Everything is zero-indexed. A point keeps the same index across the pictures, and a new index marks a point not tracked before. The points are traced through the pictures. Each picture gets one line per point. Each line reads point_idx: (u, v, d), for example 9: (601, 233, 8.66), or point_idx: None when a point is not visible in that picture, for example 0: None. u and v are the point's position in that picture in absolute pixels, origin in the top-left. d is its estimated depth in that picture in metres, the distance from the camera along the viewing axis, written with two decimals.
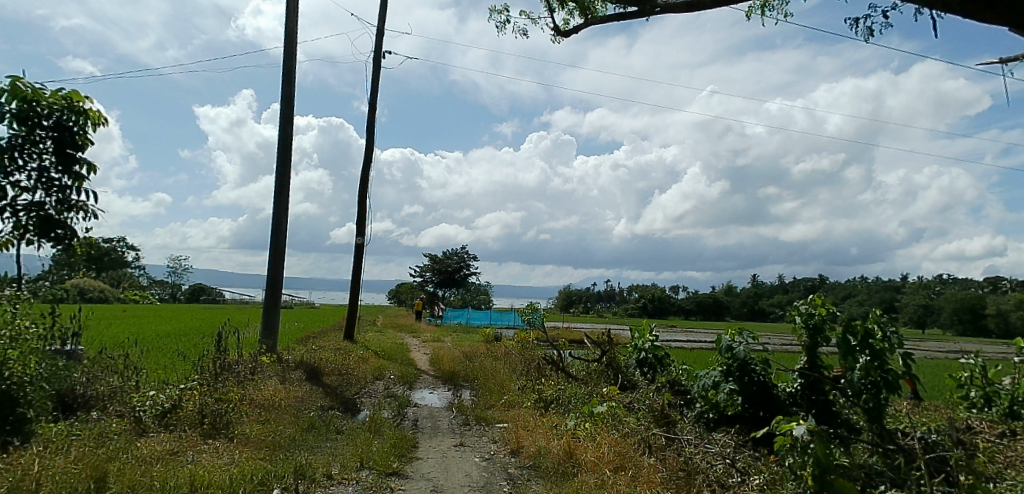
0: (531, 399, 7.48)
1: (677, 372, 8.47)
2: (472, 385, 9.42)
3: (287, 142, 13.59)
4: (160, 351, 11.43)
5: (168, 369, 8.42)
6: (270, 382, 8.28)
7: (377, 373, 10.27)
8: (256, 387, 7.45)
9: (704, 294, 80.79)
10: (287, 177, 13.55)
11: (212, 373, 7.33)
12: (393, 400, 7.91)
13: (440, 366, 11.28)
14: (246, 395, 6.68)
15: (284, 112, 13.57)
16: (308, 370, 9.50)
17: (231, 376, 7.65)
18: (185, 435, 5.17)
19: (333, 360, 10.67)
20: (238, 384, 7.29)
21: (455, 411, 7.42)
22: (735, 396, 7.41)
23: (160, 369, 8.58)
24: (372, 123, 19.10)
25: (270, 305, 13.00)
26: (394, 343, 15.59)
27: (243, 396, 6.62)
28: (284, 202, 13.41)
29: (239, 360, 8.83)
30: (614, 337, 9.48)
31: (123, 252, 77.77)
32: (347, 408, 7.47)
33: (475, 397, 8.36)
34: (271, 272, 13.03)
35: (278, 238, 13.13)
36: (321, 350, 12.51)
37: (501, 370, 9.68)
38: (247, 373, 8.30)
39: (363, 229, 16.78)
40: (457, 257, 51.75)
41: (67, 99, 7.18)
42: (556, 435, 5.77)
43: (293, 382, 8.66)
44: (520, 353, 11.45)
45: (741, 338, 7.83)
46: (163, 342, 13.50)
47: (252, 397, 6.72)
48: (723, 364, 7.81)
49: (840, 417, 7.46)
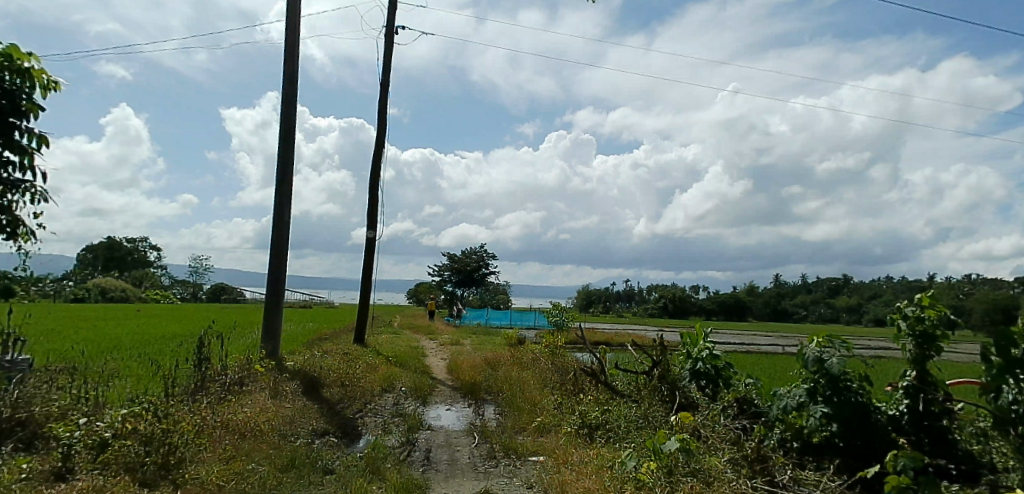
0: (572, 423, 6.05)
1: (747, 387, 6.98)
2: (497, 401, 7.98)
3: (290, 123, 12.41)
4: (151, 360, 10.31)
5: (138, 388, 7.12)
6: (255, 399, 6.91)
7: (387, 384, 8.90)
8: (232, 407, 6.11)
9: (726, 294, 78.59)
10: (291, 162, 12.38)
11: (180, 396, 6.01)
12: (403, 422, 6.51)
13: (459, 375, 9.85)
14: (215, 420, 5.34)
15: (287, 90, 12.37)
16: (306, 382, 8.14)
17: (200, 397, 6.30)
18: (114, 485, 3.87)
19: (336, 368, 9.29)
20: (209, 404, 5.95)
21: (478, 438, 6.01)
22: (828, 423, 5.93)
23: (130, 387, 7.29)
24: (385, 110, 17.86)
25: (273, 302, 11.81)
26: (408, 347, 14.13)
27: (212, 421, 5.27)
28: (287, 188, 12.19)
29: (222, 373, 7.50)
30: (662, 342, 8.00)
31: (146, 251, 78.34)
32: (346, 432, 6.13)
33: (500, 418, 6.92)
34: (272, 267, 11.85)
35: (280, 229, 11.94)
36: (327, 356, 11.17)
37: (530, 381, 8.23)
38: (227, 391, 6.96)
39: (374, 221, 15.49)
40: (476, 256, 50.54)
41: (6, 57, 5.97)
42: (611, 485, 4.38)
43: (285, 398, 7.30)
44: (550, 360, 10.04)
45: (831, 347, 6.31)
46: (162, 347, 12.39)
47: (224, 423, 5.37)
48: (810, 381, 6.30)
49: (960, 448, 5.91)
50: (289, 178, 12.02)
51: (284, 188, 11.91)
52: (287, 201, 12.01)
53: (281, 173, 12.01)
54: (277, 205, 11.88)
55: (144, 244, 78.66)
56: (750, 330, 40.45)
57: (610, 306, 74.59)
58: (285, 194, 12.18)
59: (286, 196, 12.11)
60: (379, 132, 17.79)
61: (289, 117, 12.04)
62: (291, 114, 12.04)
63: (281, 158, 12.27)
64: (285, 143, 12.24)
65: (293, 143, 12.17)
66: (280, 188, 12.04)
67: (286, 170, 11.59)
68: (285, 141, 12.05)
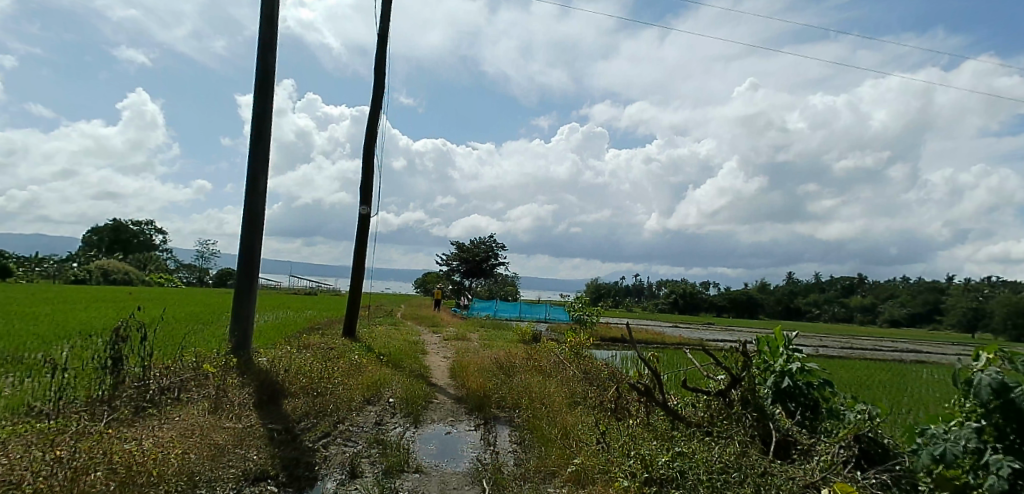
0: (625, 472, 4.15)
1: (867, 419, 4.98)
2: (515, 422, 6.00)
3: (268, 70, 10.38)
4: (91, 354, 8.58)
5: (26, 411, 5.30)
6: (178, 423, 5.03)
7: (372, 393, 6.94)
8: (125, 444, 4.25)
9: (741, 292, 76.30)
10: (268, 120, 10.43)
11: (41, 443, 4.16)
12: (380, 460, 4.60)
13: (465, 381, 7.87)
14: (64, 478, 3.50)
15: (265, 37, 10.40)
16: (263, 393, 6.24)
17: (83, 433, 4.45)
18: None
19: (307, 369, 7.39)
20: (84, 444, 4.11)
21: (487, 490, 4.10)
22: (1016, 483, 3.91)
23: (19, 410, 5.47)
24: (384, 75, 15.92)
25: (244, 287, 10.04)
26: (406, 342, 12.29)
27: (58, 479, 3.45)
28: (261, 149, 10.20)
29: (140, 388, 5.62)
30: (733, 348, 6.01)
31: (152, 234, 77.29)
32: (294, 478, 4.25)
33: (518, 452, 5.04)
34: (244, 246, 10.05)
35: (254, 199, 10.05)
36: (305, 352, 9.28)
37: (556, 396, 6.27)
38: (133, 419, 5.08)
39: (369, 197, 13.58)
40: (485, 246, 48.57)
41: None
42: None
43: (228, 414, 5.40)
44: (577, 367, 8.16)
45: (1013, 369, 4.23)
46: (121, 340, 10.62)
47: (88, 478, 3.56)
48: (976, 417, 4.27)
49: None
50: (265, 139, 10.07)
51: (259, 152, 10.03)
52: (264, 168, 10.16)
53: (256, 134, 10.09)
54: (250, 173, 10.04)
55: (152, 226, 77.61)
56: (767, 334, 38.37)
57: (619, 300, 72.48)
58: (261, 160, 10.34)
59: (263, 158, 10.15)
60: (376, 101, 15.84)
61: (266, 69, 10.14)
62: (269, 64, 10.13)
63: (255, 118, 10.37)
64: (261, 101, 10.26)
65: (271, 100, 10.27)
66: (255, 154, 10.21)
67: (261, 131, 9.69)
68: (260, 99, 10.14)
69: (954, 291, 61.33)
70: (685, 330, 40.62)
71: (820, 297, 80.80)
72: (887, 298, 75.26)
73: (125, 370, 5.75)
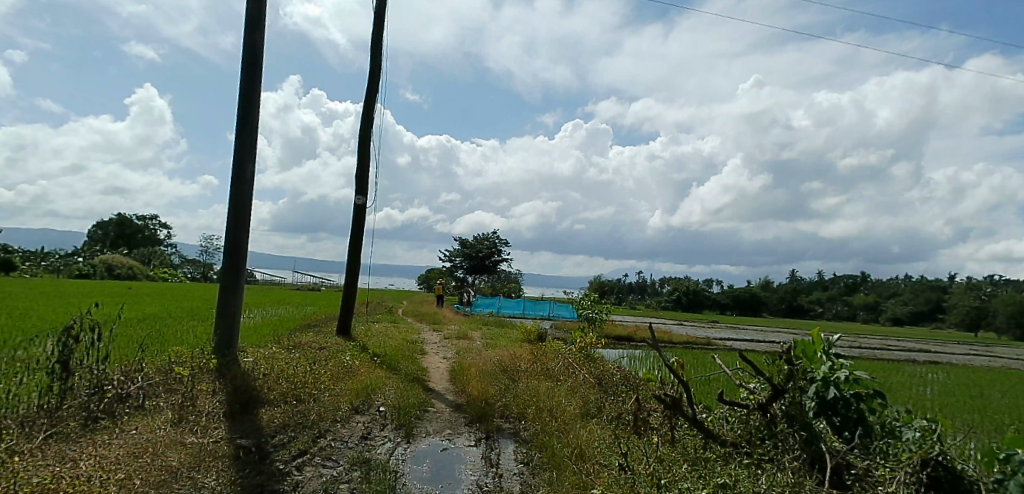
0: None
1: (932, 441, 4.25)
2: (521, 437, 5.31)
3: (256, 48, 9.68)
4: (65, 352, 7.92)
5: None
6: (130, 439, 4.35)
7: (361, 399, 6.25)
8: (51, 472, 3.56)
9: (744, 289, 75.72)
10: (256, 102, 9.73)
11: None
12: (361, 488, 3.94)
13: (464, 386, 7.16)
14: None
15: (251, 13, 9.71)
16: (238, 402, 5.55)
17: (9, 454, 3.78)
18: None
19: (291, 371, 6.72)
20: None
21: None
22: None
23: None
24: (381, 60, 15.26)
25: (230, 280, 9.35)
26: (405, 342, 11.53)
27: None
28: (249, 132, 9.52)
29: (91, 396, 4.92)
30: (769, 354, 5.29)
31: (156, 230, 77.16)
32: None
33: (523, 478, 4.35)
34: (230, 238, 9.37)
35: (241, 186, 9.38)
36: (293, 352, 8.61)
37: (567, 407, 5.58)
38: (78, 435, 4.39)
39: (365, 184, 13.17)
40: (489, 242, 47.94)
41: None
42: None
43: (191, 427, 4.73)
44: (589, 372, 7.44)
45: None
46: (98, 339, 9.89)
47: None
48: None
49: None
50: (253, 122, 9.40)
51: (246, 138, 9.36)
52: (250, 153, 9.47)
53: (242, 118, 9.42)
54: (237, 159, 9.37)
55: (156, 222, 77.38)
56: (771, 334, 37.82)
57: (623, 297, 71.96)
58: (247, 144, 9.65)
59: (249, 143, 9.47)
60: (373, 87, 15.16)
61: (252, 48, 9.46)
62: (256, 42, 9.45)
63: (242, 102, 9.70)
64: (247, 81, 9.60)
65: (258, 81, 9.59)
66: (240, 138, 9.54)
67: (248, 115, 9.02)
68: (246, 81, 9.45)
69: (958, 289, 60.70)
70: (689, 328, 40.11)
71: (824, 295, 80.19)
72: (891, 296, 74.59)
73: (75, 375, 5.04)
